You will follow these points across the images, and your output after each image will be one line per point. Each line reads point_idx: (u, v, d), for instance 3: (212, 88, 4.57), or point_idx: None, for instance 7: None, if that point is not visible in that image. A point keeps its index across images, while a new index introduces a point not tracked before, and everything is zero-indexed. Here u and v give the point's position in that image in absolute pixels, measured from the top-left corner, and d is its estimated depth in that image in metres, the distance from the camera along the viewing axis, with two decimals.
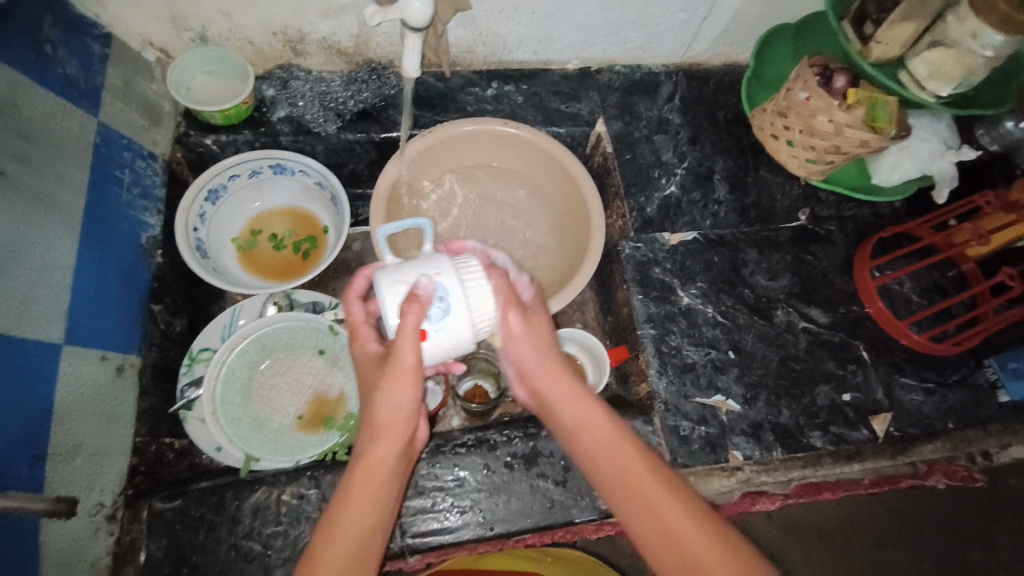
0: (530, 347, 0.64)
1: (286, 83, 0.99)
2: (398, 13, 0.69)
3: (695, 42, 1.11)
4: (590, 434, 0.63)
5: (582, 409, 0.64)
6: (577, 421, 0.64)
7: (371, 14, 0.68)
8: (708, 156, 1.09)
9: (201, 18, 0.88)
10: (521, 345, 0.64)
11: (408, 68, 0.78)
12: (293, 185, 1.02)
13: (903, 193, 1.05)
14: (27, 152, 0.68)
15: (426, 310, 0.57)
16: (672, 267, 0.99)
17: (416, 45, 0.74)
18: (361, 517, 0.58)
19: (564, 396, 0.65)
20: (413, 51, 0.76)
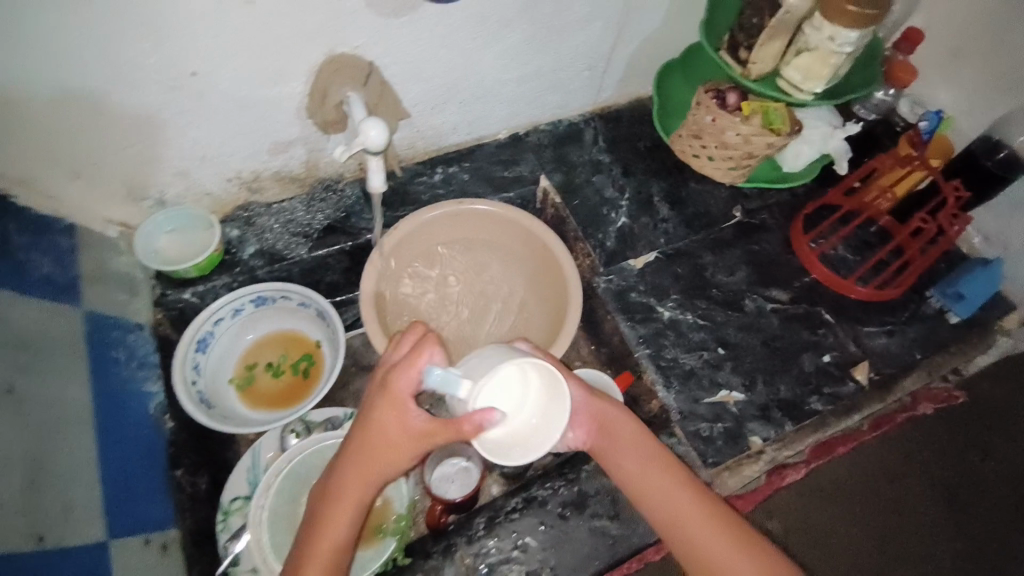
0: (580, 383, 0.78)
1: (249, 220, 1.02)
2: (359, 142, 0.76)
3: (602, 89, 1.25)
4: (655, 471, 0.76)
5: (634, 445, 0.78)
6: (634, 452, 0.78)
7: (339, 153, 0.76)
8: (644, 183, 1.22)
9: (160, 184, 0.92)
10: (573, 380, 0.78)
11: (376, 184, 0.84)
12: (276, 312, 1.06)
13: (809, 174, 1.19)
14: (31, 362, 0.69)
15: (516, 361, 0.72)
16: (646, 288, 1.09)
17: (379, 165, 0.81)
18: (344, 523, 0.66)
19: (618, 429, 0.79)
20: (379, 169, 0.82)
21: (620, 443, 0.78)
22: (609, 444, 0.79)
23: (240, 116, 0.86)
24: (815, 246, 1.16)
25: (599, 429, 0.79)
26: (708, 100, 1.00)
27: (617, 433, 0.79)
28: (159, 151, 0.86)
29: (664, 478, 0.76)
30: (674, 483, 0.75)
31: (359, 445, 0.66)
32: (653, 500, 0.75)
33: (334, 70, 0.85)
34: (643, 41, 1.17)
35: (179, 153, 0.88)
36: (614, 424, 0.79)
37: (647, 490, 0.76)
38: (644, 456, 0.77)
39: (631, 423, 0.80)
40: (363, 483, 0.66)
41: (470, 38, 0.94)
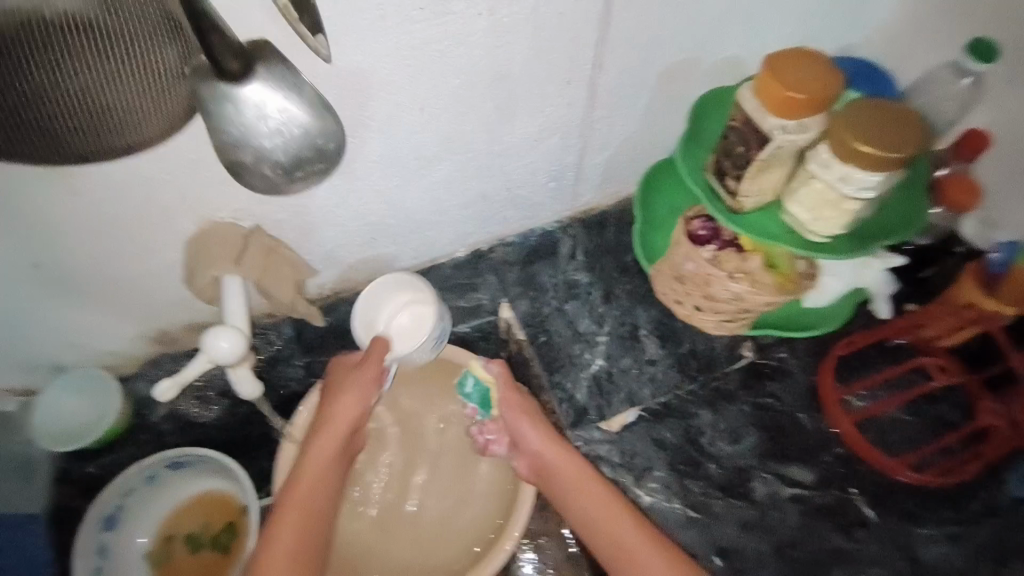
0: (534, 430, 0.84)
1: (159, 378, 0.91)
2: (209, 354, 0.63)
3: (579, 194, 1.04)
4: (597, 518, 0.78)
5: (579, 479, 0.80)
6: (584, 499, 0.79)
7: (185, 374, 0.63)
8: (628, 310, 1.00)
9: (53, 354, 0.84)
10: (526, 425, 0.84)
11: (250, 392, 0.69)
12: (198, 475, 0.93)
13: (841, 316, 0.89)
14: None
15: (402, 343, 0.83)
16: (619, 459, 0.87)
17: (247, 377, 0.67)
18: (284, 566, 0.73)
19: (563, 468, 0.81)
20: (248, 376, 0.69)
21: (575, 485, 0.80)
22: (554, 481, 0.82)
23: (121, 292, 0.78)
24: (858, 405, 0.89)
25: (506, 405, 0.86)
26: (688, 243, 0.80)
27: (566, 468, 0.81)
28: (39, 331, 0.79)
29: (614, 521, 0.77)
30: (599, 495, 0.79)
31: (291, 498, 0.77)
32: (591, 524, 0.78)
33: (204, 247, 0.74)
34: (620, 145, 0.96)
35: (62, 327, 0.80)
36: (565, 461, 0.82)
37: (575, 492, 0.80)
38: (562, 448, 0.82)
39: (536, 413, 0.86)
40: (296, 504, 0.77)
41: (382, 179, 0.80)
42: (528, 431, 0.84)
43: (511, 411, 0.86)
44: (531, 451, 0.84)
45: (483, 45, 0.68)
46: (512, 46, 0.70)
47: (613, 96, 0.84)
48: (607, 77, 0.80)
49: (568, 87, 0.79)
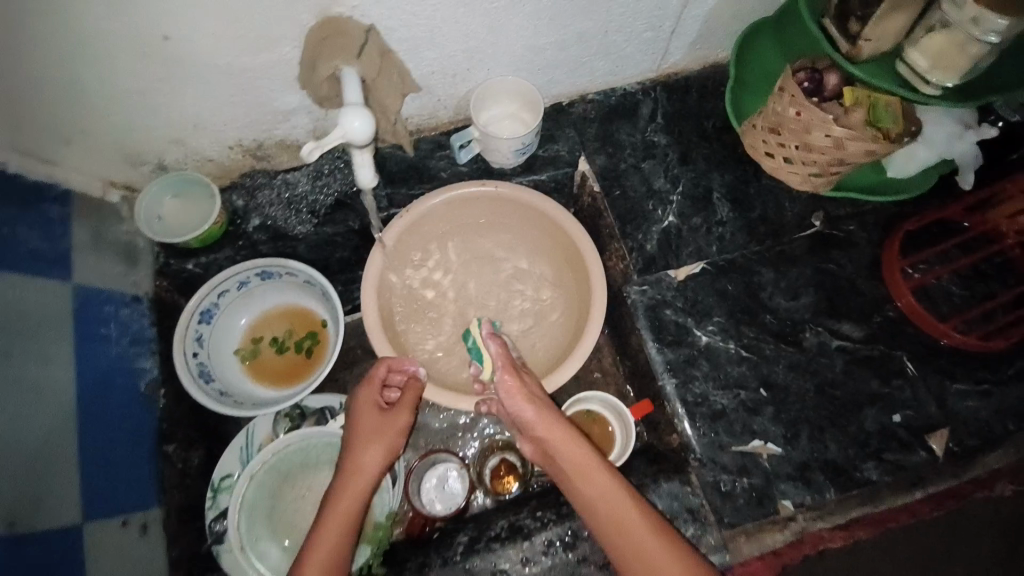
0: (525, 401, 0.81)
1: (252, 191, 0.96)
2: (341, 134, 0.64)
3: (669, 53, 1.03)
4: (607, 505, 0.75)
5: (581, 457, 0.78)
6: (598, 481, 0.76)
7: (309, 151, 0.63)
8: (703, 174, 1.02)
9: (158, 150, 0.86)
10: (517, 398, 0.81)
11: (365, 182, 0.71)
12: (283, 286, 1.01)
13: (921, 186, 0.96)
14: (9, 345, 0.66)
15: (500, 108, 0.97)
16: (684, 305, 0.93)
17: (367, 161, 0.69)
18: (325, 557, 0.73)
19: (564, 451, 0.79)
20: (367, 164, 0.69)
21: (585, 470, 0.77)
22: (565, 459, 0.79)
23: (232, 83, 0.77)
24: (912, 274, 0.95)
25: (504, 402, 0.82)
26: (795, 87, 0.79)
27: (578, 455, 0.78)
28: (148, 119, 0.80)
29: (619, 495, 0.75)
30: (611, 483, 0.76)
31: (351, 466, 0.81)
32: (597, 515, 0.75)
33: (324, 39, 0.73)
34: None
35: (170, 118, 0.81)
36: (578, 446, 0.79)
37: (579, 472, 0.77)
38: (566, 436, 0.80)
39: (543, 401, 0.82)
40: (356, 491, 0.79)
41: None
42: (530, 412, 0.80)
43: (512, 398, 0.81)
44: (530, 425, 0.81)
45: None
46: None
47: None
48: None
49: None
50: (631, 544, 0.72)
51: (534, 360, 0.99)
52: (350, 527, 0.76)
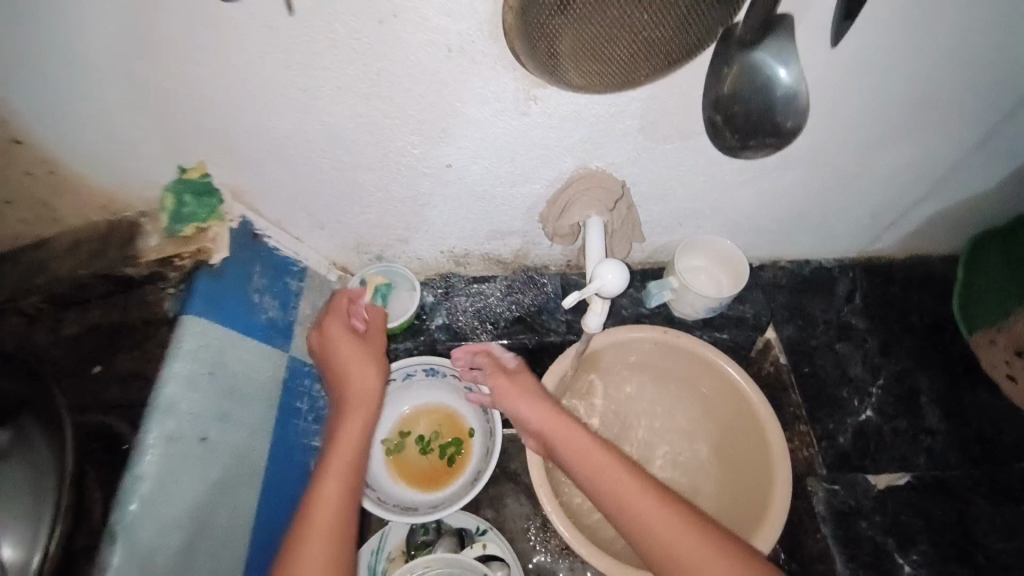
0: (518, 394, 0.81)
1: (448, 291, 1.02)
2: (594, 287, 0.65)
3: (878, 240, 1.00)
4: (616, 478, 0.69)
5: (565, 432, 0.75)
6: (595, 465, 0.71)
7: (569, 300, 0.64)
8: (907, 371, 0.94)
9: (383, 244, 0.94)
10: (511, 394, 0.82)
11: (591, 326, 0.72)
12: (442, 385, 1.02)
13: None
14: (230, 409, 0.71)
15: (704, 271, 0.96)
16: (882, 521, 0.81)
17: (603, 309, 0.70)
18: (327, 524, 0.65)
19: (542, 423, 0.77)
20: (600, 312, 0.70)
21: (568, 441, 0.74)
22: (556, 436, 0.75)
23: (475, 205, 0.84)
24: None
25: (549, 424, 0.77)
26: None
27: (569, 441, 0.74)
28: (389, 220, 0.87)
29: (648, 501, 0.67)
30: (612, 460, 0.71)
31: (335, 440, 0.73)
32: (632, 521, 0.66)
33: (583, 187, 0.78)
34: (959, 199, 0.90)
35: (409, 223, 0.88)
36: (559, 425, 0.76)
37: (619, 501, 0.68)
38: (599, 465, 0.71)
39: (583, 430, 0.75)
40: (360, 420, 0.75)
41: (737, 170, 0.79)
42: (523, 405, 0.80)
43: (512, 386, 0.82)
44: (529, 426, 0.79)
45: (931, 62, 0.66)
46: (956, 72, 0.67)
47: (1003, 146, 0.79)
48: (1016, 122, 0.75)
49: (971, 125, 0.75)
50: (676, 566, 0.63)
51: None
52: (352, 466, 0.71)
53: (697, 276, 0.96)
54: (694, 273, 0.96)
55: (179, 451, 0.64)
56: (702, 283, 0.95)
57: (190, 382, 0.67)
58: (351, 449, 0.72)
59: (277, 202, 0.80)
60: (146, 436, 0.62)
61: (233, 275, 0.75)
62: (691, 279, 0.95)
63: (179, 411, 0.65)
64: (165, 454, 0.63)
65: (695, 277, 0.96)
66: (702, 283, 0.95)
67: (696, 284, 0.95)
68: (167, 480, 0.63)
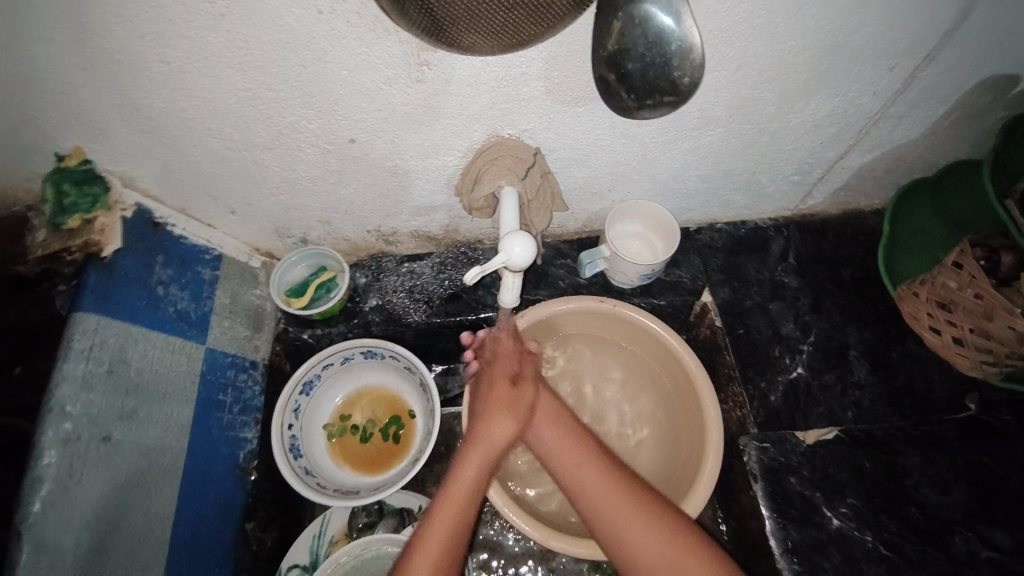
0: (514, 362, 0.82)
1: (378, 272, 0.99)
2: (500, 261, 0.63)
3: (810, 196, 0.99)
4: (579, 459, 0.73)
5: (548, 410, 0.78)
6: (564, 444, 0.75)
7: (473, 276, 0.62)
8: (838, 326, 0.95)
9: (304, 226, 0.90)
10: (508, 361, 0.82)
11: (507, 301, 0.70)
12: (382, 367, 1.00)
13: None
14: (135, 407, 0.68)
15: (638, 236, 0.95)
16: (811, 476, 0.83)
17: (515, 284, 0.67)
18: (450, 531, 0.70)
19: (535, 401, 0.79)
20: (513, 286, 0.68)
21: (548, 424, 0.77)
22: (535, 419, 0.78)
23: (391, 181, 0.80)
24: None
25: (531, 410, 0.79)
26: (975, 266, 0.76)
27: (543, 412, 0.79)
28: (304, 202, 0.83)
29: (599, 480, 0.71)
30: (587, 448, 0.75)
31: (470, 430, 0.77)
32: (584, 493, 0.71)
33: (497, 157, 0.75)
34: (886, 151, 0.89)
35: (326, 202, 0.84)
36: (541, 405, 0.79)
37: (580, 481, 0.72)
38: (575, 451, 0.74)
39: (562, 416, 0.78)
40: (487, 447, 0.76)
41: (658, 132, 0.77)
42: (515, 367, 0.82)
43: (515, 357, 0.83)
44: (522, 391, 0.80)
45: (838, 11, 0.63)
46: (864, 20, 0.65)
47: (922, 96, 0.78)
48: (930, 70, 0.74)
49: (885, 75, 0.74)
50: (618, 536, 0.68)
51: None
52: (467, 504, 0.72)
53: (631, 242, 0.95)
54: (628, 240, 0.95)
55: (80, 452, 0.61)
56: (636, 249, 0.95)
57: (85, 381, 0.63)
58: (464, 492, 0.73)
59: (176, 188, 0.76)
60: (41, 439, 0.59)
61: (129, 269, 0.71)
62: (625, 246, 0.94)
63: (75, 412, 0.62)
64: (64, 456, 0.60)
65: (629, 243, 0.95)
66: (635, 249, 0.95)
67: (631, 251, 0.94)
68: (69, 484, 0.59)
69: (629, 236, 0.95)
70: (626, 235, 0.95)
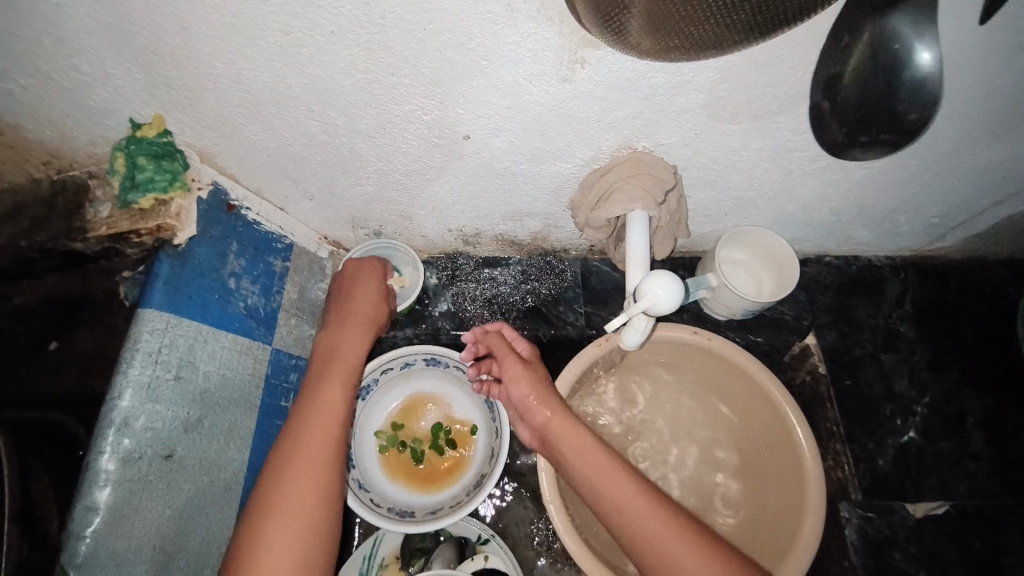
0: (527, 385, 0.73)
1: (454, 274, 0.90)
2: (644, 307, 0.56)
3: (940, 239, 0.89)
4: (620, 496, 0.62)
5: (574, 436, 0.68)
6: (604, 478, 0.64)
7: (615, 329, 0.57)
8: (954, 388, 0.85)
9: (382, 219, 0.81)
10: (520, 383, 0.74)
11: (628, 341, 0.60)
12: (443, 375, 0.91)
13: None
14: (200, 418, 0.61)
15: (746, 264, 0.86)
16: (920, 555, 0.74)
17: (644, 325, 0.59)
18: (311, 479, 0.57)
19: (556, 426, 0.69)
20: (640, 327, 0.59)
21: (579, 452, 0.67)
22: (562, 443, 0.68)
23: (494, 183, 0.71)
24: None
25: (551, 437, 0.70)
26: None
27: (570, 438, 0.68)
28: (392, 194, 0.74)
29: (651, 519, 0.60)
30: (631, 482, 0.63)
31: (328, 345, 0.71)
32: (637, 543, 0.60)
33: (629, 171, 0.65)
34: None
35: (414, 198, 0.75)
36: (565, 432, 0.69)
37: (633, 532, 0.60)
38: (617, 484, 0.63)
39: (592, 444, 0.67)
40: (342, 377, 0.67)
41: (811, 161, 0.67)
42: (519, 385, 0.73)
43: (522, 387, 0.73)
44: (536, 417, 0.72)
45: None
46: None
47: None
48: None
49: None
50: None
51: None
52: (338, 434, 0.62)
53: (739, 272, 0.85)
54: (736, 268, 0.85)
55: (140, 474, 0.54)
56: (743, 280, 0.85)
57: (151, 390, 0.56)
58: (328, 425, 0.62)
59: (256, 168, 0.67)
60: (98, 460, 0.52)
61: (200, 258, 0.63)
62: (732, 275, 0.85)
63: (138, 427, 0.54)
64: (122, 479, 0.52)
65: (736, 272, 0.85)
66: (743, 279, 0.85)
67: (738, 281, 0.85)
68: (126, 511, 0.52)
69: (737, 264, 0.85)
70: (734, 262, 0.85)
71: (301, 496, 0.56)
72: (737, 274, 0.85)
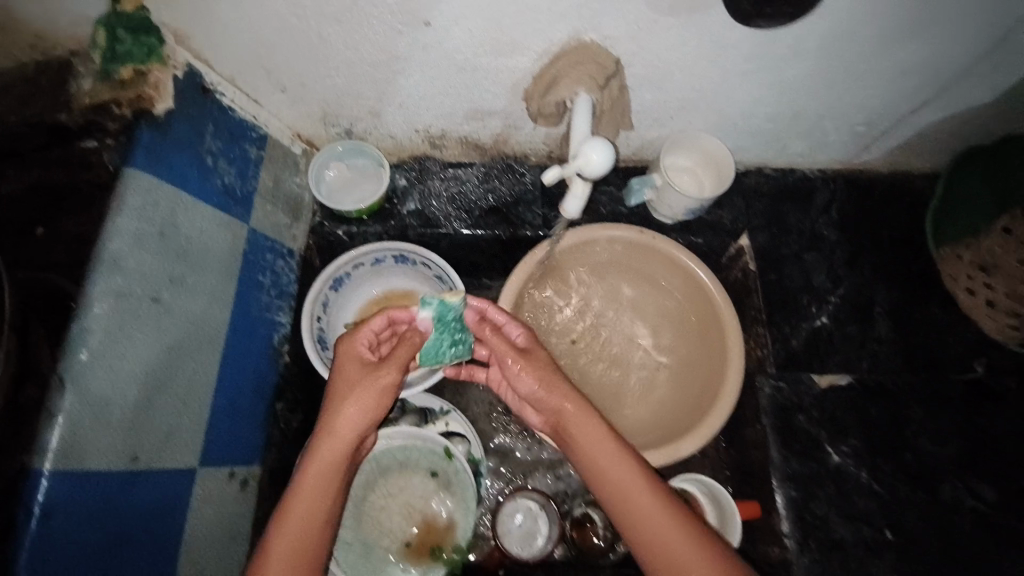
0: (498, 337, 0.73)
1: (421, 175, 0.96)
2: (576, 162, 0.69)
3: (866, 150, 0.98)
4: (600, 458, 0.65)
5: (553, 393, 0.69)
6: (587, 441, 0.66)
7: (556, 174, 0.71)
8: (867, 283, 0.96)
9: (351, 116, 0.86)
10: (491, 334, 0.73)
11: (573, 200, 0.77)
12: (412, 273, 0.98)
13: None
14: (184, 273, 0.68)
15: (689, 167, 0.92)
16: (820, 416, 0.87)
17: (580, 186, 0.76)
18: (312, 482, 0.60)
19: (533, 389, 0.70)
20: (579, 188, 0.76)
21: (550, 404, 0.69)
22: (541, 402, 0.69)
23: (455, 76, 0.76)
24: None
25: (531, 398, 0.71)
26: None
27: (548, 396, 0.69)
28: (359, 87, 0.79)
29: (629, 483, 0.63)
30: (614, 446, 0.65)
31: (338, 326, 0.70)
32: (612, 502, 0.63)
33: (573, 62, 0.72)
34: (956, 111, 0.87)
35: (380, 91, 0.80)
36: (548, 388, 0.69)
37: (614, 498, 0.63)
38: (603, 453, 0.65)
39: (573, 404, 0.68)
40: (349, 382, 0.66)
41: (742, 59, 0.74)
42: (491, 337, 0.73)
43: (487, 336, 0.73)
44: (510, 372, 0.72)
45: None
46: None
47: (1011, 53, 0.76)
48: None
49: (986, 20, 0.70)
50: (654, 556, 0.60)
51: (662, 423, 0.87)
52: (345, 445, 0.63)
53: (682, 173, 0.92)
54: (679, 170, 0.92)
55: (132, 308, 0.60)
56: (686, 180, 0.92)
57: (138, 238, 0.62)
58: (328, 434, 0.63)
59: (229, 52, 0.71)
60: (95, 287, 0.57)
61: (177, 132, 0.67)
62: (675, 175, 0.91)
63: (127, 266, 0.60)
64: (116, 308, 0.59)
65: (680, 173, 0.92)
66: (685, 179, 0.92)
67: (681, 180, 0.91)
68: (120, 336, 0.59)
69: (681, 166, 0.92)
70: (678, 165, 0.92)
71: (305, 508, 0.60)
72: (680, 175, 0.92)
